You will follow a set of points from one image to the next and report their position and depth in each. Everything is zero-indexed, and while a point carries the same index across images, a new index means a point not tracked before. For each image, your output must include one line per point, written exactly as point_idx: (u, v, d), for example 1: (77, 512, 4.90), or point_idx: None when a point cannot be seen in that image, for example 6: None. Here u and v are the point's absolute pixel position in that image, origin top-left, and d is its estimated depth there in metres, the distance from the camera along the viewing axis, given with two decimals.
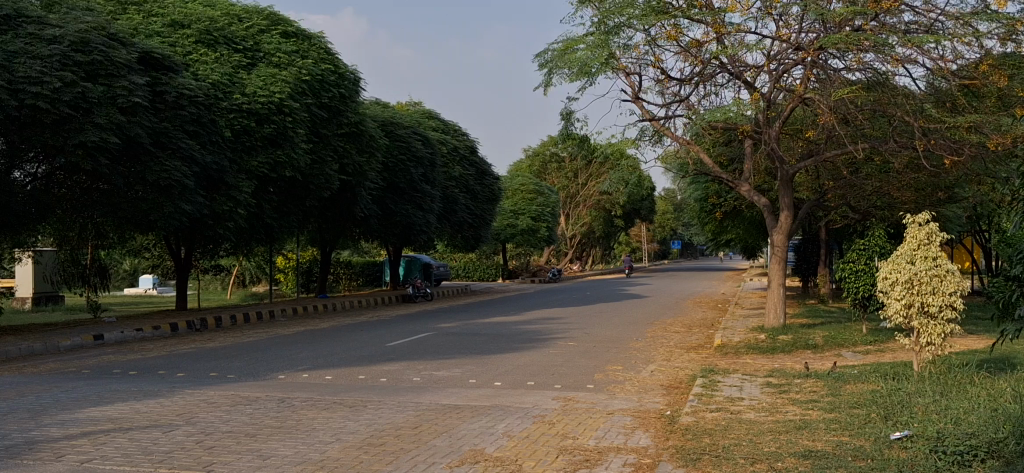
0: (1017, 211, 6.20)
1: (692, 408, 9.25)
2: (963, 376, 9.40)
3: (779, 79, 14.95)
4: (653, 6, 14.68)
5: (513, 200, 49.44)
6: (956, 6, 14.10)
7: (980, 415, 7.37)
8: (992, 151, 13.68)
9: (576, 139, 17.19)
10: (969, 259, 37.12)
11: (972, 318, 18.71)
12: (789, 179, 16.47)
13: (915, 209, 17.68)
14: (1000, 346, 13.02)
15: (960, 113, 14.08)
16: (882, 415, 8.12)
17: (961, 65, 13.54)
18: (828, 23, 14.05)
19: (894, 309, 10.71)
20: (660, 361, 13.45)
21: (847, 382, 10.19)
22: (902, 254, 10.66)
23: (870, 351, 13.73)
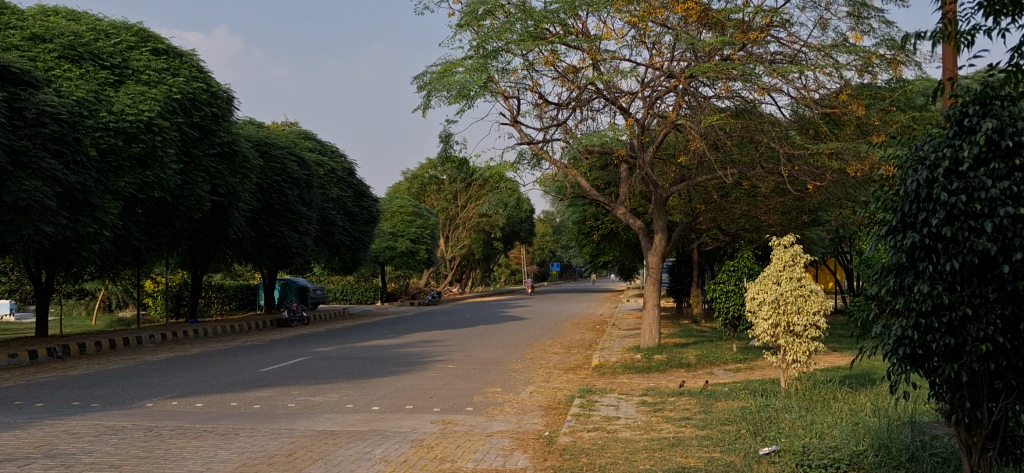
0: (874, 234, 6.54)
1: (570, 428, 9.35)
2: (828, 391, 9.81)
3: (653, 105, 15.35)
4: (530, 31, 14.88)
5: (391, 222, 49.10)
6: (816, 39, 14.82)
7: (843, 429, 7.69)
8: (851, 177, 14.37)
9: (455, 161, 17.23)
10: (832, 279, 38.96)
11: (834, 336, 19.54)
12: (663, 202, 16.91)
13: (781, 232, 18.41)
14: (860, 363, 13.64)
15: (822, 140, 14.69)
16: (751, 431, 8.39)
17: (823, 94, 14.20)
18: (698, 52, 14.53)
19: (761, 328, 11.08)
20: (539, 382, 13.57)
21: (719, 400, 10.49)
22: (768, 275, 11.12)
23: (740, 369, 14.19)
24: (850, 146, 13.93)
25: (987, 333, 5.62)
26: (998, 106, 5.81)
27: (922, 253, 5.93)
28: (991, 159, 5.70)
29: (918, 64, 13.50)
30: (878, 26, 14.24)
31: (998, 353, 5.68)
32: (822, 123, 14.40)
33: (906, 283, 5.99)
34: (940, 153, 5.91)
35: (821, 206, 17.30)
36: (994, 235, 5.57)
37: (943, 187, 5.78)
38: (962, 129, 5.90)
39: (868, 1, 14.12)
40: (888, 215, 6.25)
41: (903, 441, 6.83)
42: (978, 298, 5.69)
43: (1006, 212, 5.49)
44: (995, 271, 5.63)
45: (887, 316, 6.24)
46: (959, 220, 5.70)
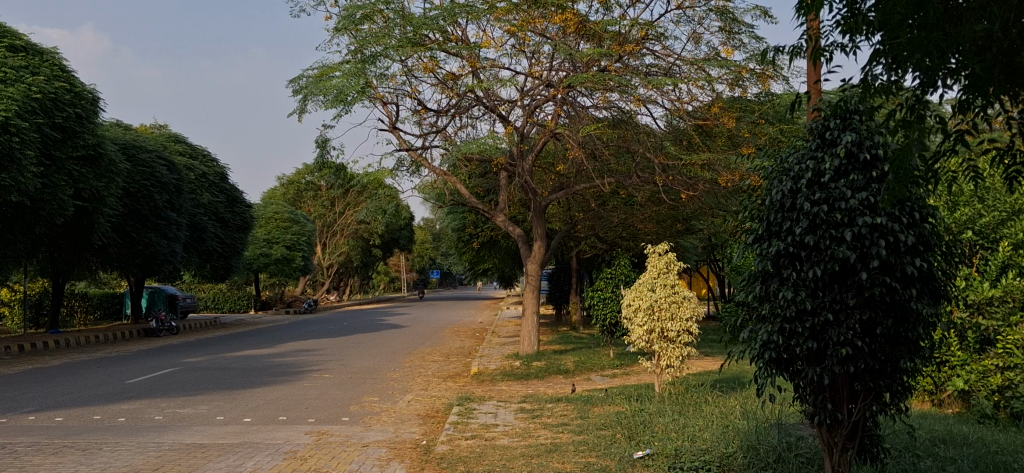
0: (742, 242, 6.73)
1: (447, 436, 9.31)
2: (700, 395, 10.08)
3: (532, 114, 15.48)
4: (409, 37, 14.79)
5: (265, 229, 47.97)
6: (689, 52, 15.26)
7: (713, 431, 7.91)
8: (723, 187, 14.85)
9: (332, 167, 16.97)
10: (705, 286, 40.18)
11: (707, 341, 20.10)
12: (541, 210, 17.10)
13: (657, 240, 18.85)
14: (730, 367, 14.10)
15: (694, 151, 15.09)
16: (625, 435, 8.56)
17: (695, 106, 14.58)
18: (576, 62, 14.76)
19: (637, 334, 11.30)
20: (417, 390, 13.47)
21: (595, 405, 10.65)
22: (643, 282, 11.36)
23: (617, 375, 14.46)
24: (721, 157, 14.35)
25: (847, 337, 5.89)
26: (857, 120, 6.12)
27: (787, 261, 6.14)
28: (850, 171, 6.01)
29: (785, 79, 14.02)
30: (749, 41, 14.76)
31: (856, 356, 5.96)
32: (695, 134, 14.78)
33: (771, 290, 6.17)
34: (803, 165, 6.17)
35: (695, 215, 17.77)
36: (854, 243, 5.86)
37: (806, 198, 6.03)
38: (824, 142, 6.18)
39: (738, 17, 14.63)
40: (754, 224, 6.43)
41: (771, 442, 7.06)
42: (838, 304, 5.96)
43: (865, 221, 5.79)
44: (854, 278, 5.91)
45: (752, 321, 6.40)
46: (821, 229, 5.96)
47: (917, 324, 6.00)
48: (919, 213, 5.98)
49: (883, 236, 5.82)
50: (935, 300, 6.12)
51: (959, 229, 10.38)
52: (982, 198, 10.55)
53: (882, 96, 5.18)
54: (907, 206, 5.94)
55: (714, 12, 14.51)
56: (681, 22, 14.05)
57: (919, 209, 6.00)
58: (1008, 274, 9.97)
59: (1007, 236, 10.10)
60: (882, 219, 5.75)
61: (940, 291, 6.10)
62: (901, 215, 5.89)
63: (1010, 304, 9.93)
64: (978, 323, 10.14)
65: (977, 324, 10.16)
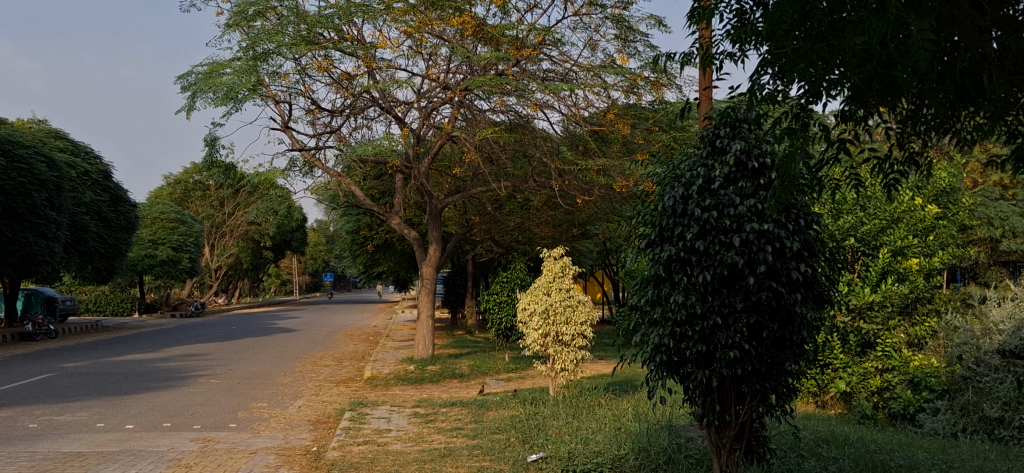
0: (635, 246, 6.78)
1: (338, 442, 9.15)
2: (593, 398, 10.19)
3: (429, 116, 15.39)
4: (303, 35, 14.47)
5: (151, 229, 46.45)
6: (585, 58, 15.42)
7: (606, 434, 7.99)
8: (617, 192, 15.04)
9: (222, 167, 16.54)
10: (600, 291, 40.73)
11: (600, 344, 20.33)
12: (437, 213, 17.03)
13: (553, 244, 18.99)
14: (623, 371, 14.28)
15: (590, 156, 15.18)
16: (520, 439, 8.55)
17: (591, 112, 14.74)
18: (473, 65, 14.77)
19: (531, 338, 11.34)
20: (308, 396, 13.22)
21: (489, 409, 10.65)
22: (538, 287, 11.42)
23: (512, 378, 14.50)
24: (616, 163, 14.53)
25: (735, 340, 6.01)
26: (746, 129, 6.27)
27: (678, 265, 6.23)
28: (739, 178, 6.15)
29: (679, 87, 14.26)
30: (644, 50, 15.00)
31: (744, 358, 6.08)
32: (591, 140, 14.90)
33: (663, 294, 6.22)
34: (694, 172, 6.27)
35: (590, 220, 17.98)
36: (741, 248, 5.99)
37: (696, 204, 6.13)
38: (715, 150, 6.31)
39: (634, 26, 14.85)
40: (647, 229, 6.48)
41: (661, 443, 7.17)
42: (726, 308, 6.08)
43: (752, 227, 5.93)
44: (741, 282, 6.04)
45: (645, 325, 6.46)
46: (711, 235, 6.07)
47: (801, 328, 6.18)
48: (804, 220, 6.16)
49: (769, 242, 5.98)
50: (818, 304, 6.32)
51: (842, 236, 10.80)
52: (864, 206, 10.78)
53: (768, 106, 5.13)
54: (792, 213, 6.12)
55: (610, 20, 14.71)
56: (577, 29, 14.18)
57: (805, 216, 6.18)
58: (888, 280, 10.64)
59: (888, 243, 10.63)
60: (769, 225, 5.90)
61: (824, 296, 6.31)
62: (787, 222, 6.06)
63: (889, 308, 10.63)
64: (860, 327, 10.63)
65: (859, 328, 10.65)
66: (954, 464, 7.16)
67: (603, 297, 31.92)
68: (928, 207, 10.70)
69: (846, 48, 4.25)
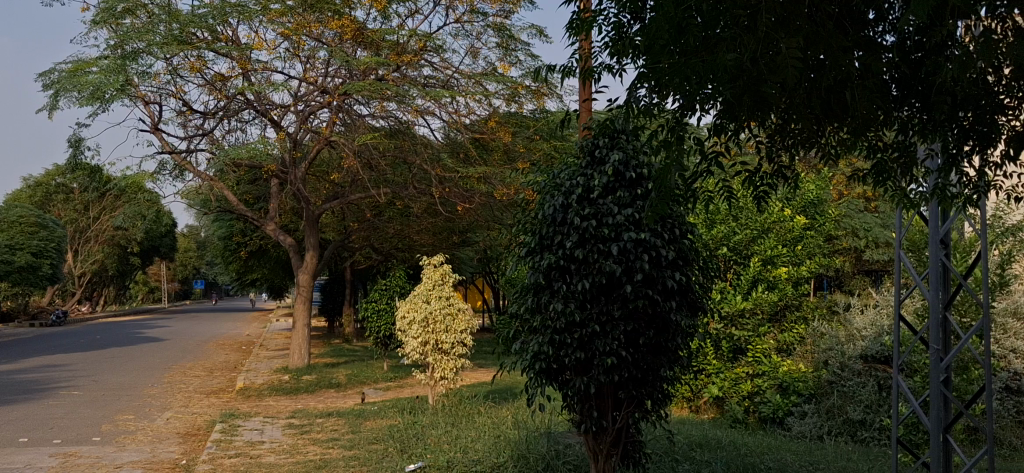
0: (514, 254, 6.77)
1: (210, 455, 8.84)
2: (472, 407, 10.14)
3: (306, 120, 15.08)
4: (175, 35, 14.00)
5: (8, 234, 44.10)
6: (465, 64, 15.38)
7: (486, 442, 7.96)
8: (497, 200, 15.07)
9: (86, 169, 15.82)
10: (480, 298, 40.87)
11: (479, 352, 20.31)
12: (314, 220, 16.76)
13: (432, 252, 18.88)
14: (501, 378, 14.30)
15: (470, 164, 15.14)
16: (398, 448, 8.42)
17: (472, 120, 14.63)
18: (353, 69, 14.57)
19: (411, 346, 11.20)
20: (178, 407, 12.74)
21: (366, 419, 10.48)
22: (417, 295, 11.27)
23: (390, 387, 14.34)
24: (497, 171, 14.59)
25: (613, 347, 6.07)
26: (624, 140, 6.34)
27: (557, 274, 6.23)
28: (617, 188, 6.23)
29: (559, 96, 14.36)
30: (525, 59, 15.08)
31: (621, 365, 6.15)
32: (472, 147, 14.86)
33: (543, 301, 6.23)
34: (574, 181, 6.32)
35: (470, 228, 17.97)
36: (619, 257, 6.06)
37: (576, 212, 6.17)
38: (593, 160, 6.37)
39: (515, 35, 14.94)
40: (527, 237, 6.47)
41: (540, 450, 7.18)
42: (604, 316, 6.12)
43: (630, 236, 6.01)
44: (619, 291, 6.11)
45: (524, 333, 6.46)
46: (590, 243, 6.12)
47: (676, 335, 6.30)
48: (679, 230, 6.31)
49: (646, 250, 6.09)
50: (692, 312, 6.46)
51: (715, 245, 11.06)
52: (736, 216, 11.10)
53: (643, 119, 5.02)
54: (668, 223, 6.24)
55: (492, 28, 14.75)
56: (458, 36, 14.16)
57: (680, 226, 6.32)
58: (758, 288, 11.00)
59: (758, 252, 11.00)
60: (647, 234, 6.00)
61: (697, 304, 6.46)
62: (663, 231, 6.18)
63: (758, 316, 11.00)
64: (731, 333, 10.96)
65: (730, 334, 10.98)
66: (820, 465, 7.42)
67: (483, 304, 31.96)
68: (796, 217, 11.09)
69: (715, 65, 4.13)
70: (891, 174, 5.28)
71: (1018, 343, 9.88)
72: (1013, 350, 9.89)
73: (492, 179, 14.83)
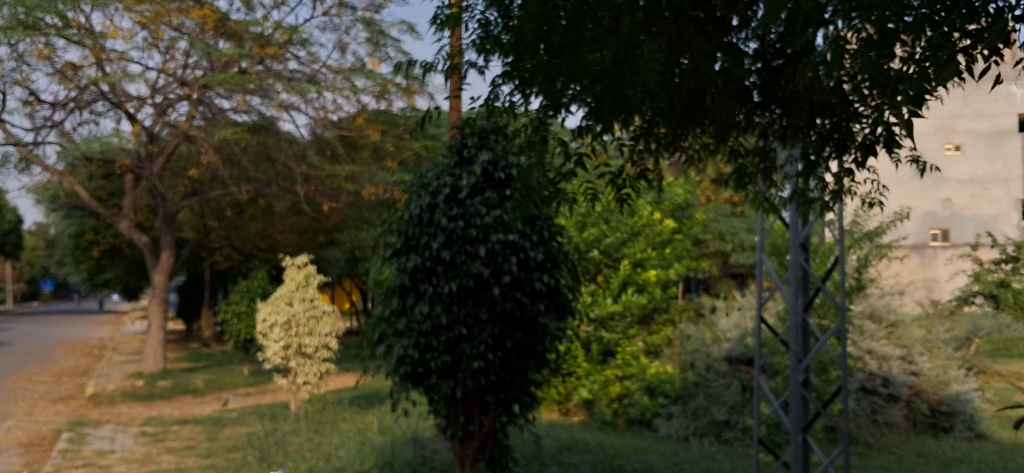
0: (378, 255, 6.56)
1: (52, 467, 8.31)
2: (336, 412, 9.91)
3: (164, 113, 14.45)
4: (20, 19, 13.24)
5: None
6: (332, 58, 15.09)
7: (349, 449, 7.73)
8: (366, 200, 14.82)
9: None
10: (345, 301, 40.29)
11: (345, 355, 19.96)
12: (171, 218, 16.30)
13: (295, 251, 18.74)
14: (366, 383, 14.05)
15: (338, 162, 14.80)
16: (258, 456, 8.05)
17: (340, 117, 14.31)
18: (214, 61, 14.03)
19: (272, 350, 10.79)
20: (20, 415, 11.99)
21: (226, 426, 10.10)
22: (280, 296, 10.95)
23: (251, 393, 13.92)
24: (364, 170, 14.49)
25: (479, 350, 5.98)
26: (493, 140, 6.26)
27: (423, 275, 6.07)
28: (485, 189, 6.15)
29: (429, 94, 14.21)
30: (394, 55, 14.84)
31: (487, 369, 6.06)
32: (339, 145, 14.53)
33: (408, 303, 6.06)
34: (441, 181, 6.19)
35: (336, 228, 17.75)
36: (487, 259, 6.00)
37: (443, 213, 6.06)
38: (461, 160, 6.26)
39: (385, 31, 14.71)
40: (392, 237, 6.28)
41: (406, 457, 7.03)
42: (471, 319, 6.03)
43: (499, 238, 5.95)
44: (487, 293, 6.02)
45: (388, 335, 6.23)
46: (457, 244, 6.02)
47: (543, 337, 6.24)
48: (547, 232, 6.25)
49: (514, 253, 6.03)
50: (560, 314, 6.40)
51: (586, 248, 11.13)
52: (607, 219, 11.18)
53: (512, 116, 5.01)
54: (537, 225, 6.19)
55: (361, 22, 14.47)
56: (325, 29, 13.83)
57: (548, 227, 6.26)
58: (627, 291, 11.10)
59: (628, 255, 11.10)
60: (515, 236, 5.95)
61: (565, 306, 6.41)
62: (531, 233, 6.13)
63: (628, 318, 11.10)
64: (601, 336, 11.03)
65: (600, 337, 11.04)
66: (684, 466, 7.50)
67: (351, 307, 31.33)
68: (665, 221, 11.22)
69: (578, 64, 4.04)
70: (751, 178, 5.34)
71: (874, 345, 10.34)
72: (869, 352, 10.33)
73: (360, 180, 14.85)
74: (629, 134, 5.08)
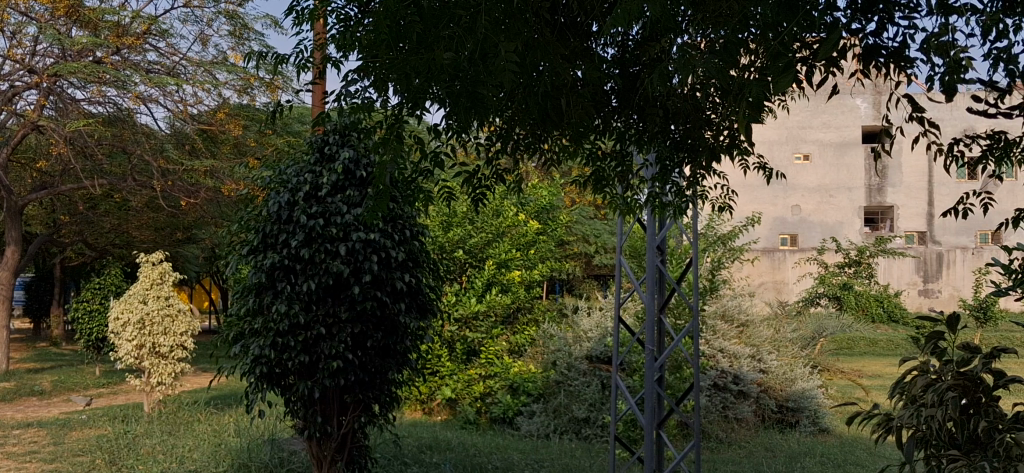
0: (234, 252, 6.47)
1: None
2: (190, 414, 9.66)
3: (10, 101, 13.82)
4: None
5: None
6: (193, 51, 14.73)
7: (204, 451, 7.55)
8: (226, 196, 14.44)
9: None
10: (206, 299, 39.23)
11: (203, 355, 19.40)
12: (18, 211, 15.47)
13: (152, 249, 18.03)
14: (224, 384, 13.71)
15: (198, 157, 14.40)
16: (105, 460, 7.75)
17: (199, 110, 13.99)
18: (66, 48, 13.51)
19: (124, 350, 10.44)
20: None
21: (72, 429, 9.70)
22: (133, 294, 10.59)
23: (103, 394, 13.42)
24: (225, 165, 14.09)
25: (339, 350, 5.96)
26: (354, 137, 6.29)
27: (281, 273, 6.02)
28: (347, 186, 6.18)
29: (292, 89, 14.02)
30: (258, 49, 14.59)
31: (347, 369, 6.04)
32: (198, 139, 14.18)
33: (265, 302, 5.99)
34: (300, 178, 6.18)
35: (196, 224, 17.24)
36: (347, 258, 6.02)
37: (303, 210, 6.04)
38: (322, 157, 6.27)
39: (249, 24, 14.46)
40: (249, 235, 6.20)
41: (262, 458, 6.95)
42: (330, 318, 6.04)
43: (359, 237, 5.97)
44: (346, 292, 6.06)
45: (245, 335, 6.14)
46: (317, 242, 6.02)
47: (404, 337, 6.31)
48: (409, 231, 6.33)
49: (374, 251, 6.08)
50: (421, 313, 6.50)
51: (451, 248, 11.14)
52: (472, 219, 11.23)
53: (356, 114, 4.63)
54: (398, 224, 6.25)
55: (224, 15, 14.15)
56: (186, 20, 13.46)
57: (410, 227, 6.35)
58: (492, 291, 11.18)
59: (492, 256, 11.18)
60: (375, 235, 5.99)
61: (426, 306, 6.51)
62: (392, 232, 6.20)
63: (492, 318, 11.17)
64: (465, 335, 11.03)
65: (464, 336, 11.05)
66: (544, 463, 7.62)
67: (210, 306, 30.45)
68: (530, 222, 11.41)
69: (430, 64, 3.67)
70: (607, 181, 5.50)
71: (725, 343, 10.74)
72: (721, 350, 10.74)
73: (218, 175, 14.23)
74: (485, 134, 5.03)
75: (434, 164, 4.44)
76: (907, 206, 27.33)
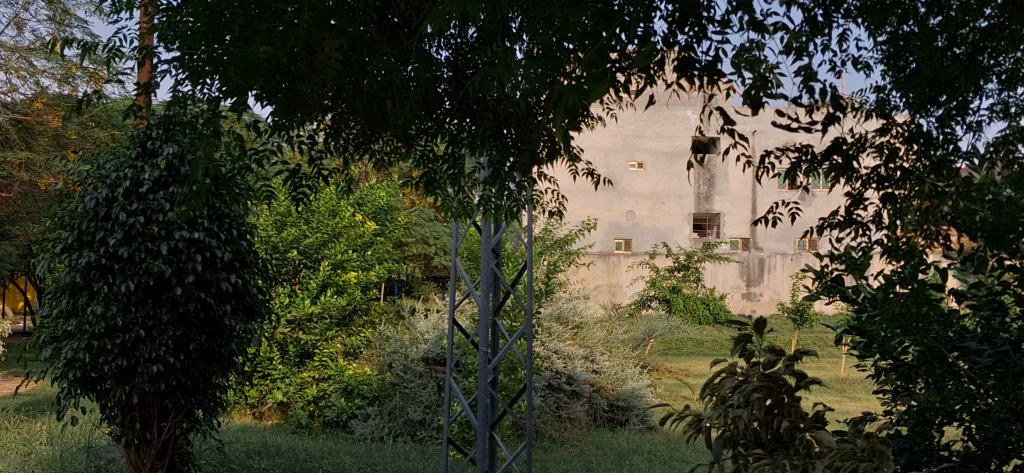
0: (46, 250, 6.17)
1: None
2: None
3: None
4: None
5: None
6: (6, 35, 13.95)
7: (11, 461, 7.09)
8: (42, 190, 13.63)
9: None
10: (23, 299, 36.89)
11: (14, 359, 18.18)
12: None
13: None
14: (37, 389, 12.92)
15: (11, 148, 13.56)
16: None
17: (13, 99, 13.26)
18: None
19: None
20: None
21: None
22: None
23: None
24: (42, 157, 13.34)
25: (160, 353, 5.82)
26: (179, 132, 6.13)
27: (97, 273, 5.84)
28: (169, 183, 6.02)
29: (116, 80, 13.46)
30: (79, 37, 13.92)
31: (167, 372, 5.92)
32: (12, 130, 13.39)
33: (79, 303, 5.79)
34: (120, 173, 5.98)
35: (11, 219, 16.19)
36: (169, 257, 5.90)
37: (122, 207, 5.86)
38: (144, 151, 6.08)
39: (70, 10, 13.80)
40: (63, 232, 5.96)
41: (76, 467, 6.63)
42: (151, 320, 5.89)
43: (182, 236, 5.87)
44: (168, 293, 5.94)
45: (59, 338, 5.90)
46: (136, 241, 5.87)
47: (229, 340, 6.21)
48: (235, 230, 6.25)
49: (199, 250, 5.99)
50: (248, 316, 6.40)
51: (285, 248, 10.89)
52: (307, 219, 11.02)
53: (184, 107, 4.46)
54: (225, 223, 6.17)
55: None
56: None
57: (237, 226, 6.27)
58: (327, 292, 10.98)
59: (327, 256, 11.01)
60: (199, 234, 5.90)
61: (253, 307, 6.41)
62: (218, 231, 6.11)
63: (326, 320, 10.98)
64: (298, 338, 10.77)
65: (298, 339, 10.79)
66: (377, 466, 7.60)
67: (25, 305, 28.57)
68: (366, 223, 11.34)
69: (248, 58, 3.57)
70: (438, 184, 5.51)
71: (559, 345, 10.92)
72: (555, 351, 10.89)
73: (35, 167, 13.46)
74: (309, 133, 4.94)
75: (256, 162, 4.44)
76: (732, 214, 28.43)
